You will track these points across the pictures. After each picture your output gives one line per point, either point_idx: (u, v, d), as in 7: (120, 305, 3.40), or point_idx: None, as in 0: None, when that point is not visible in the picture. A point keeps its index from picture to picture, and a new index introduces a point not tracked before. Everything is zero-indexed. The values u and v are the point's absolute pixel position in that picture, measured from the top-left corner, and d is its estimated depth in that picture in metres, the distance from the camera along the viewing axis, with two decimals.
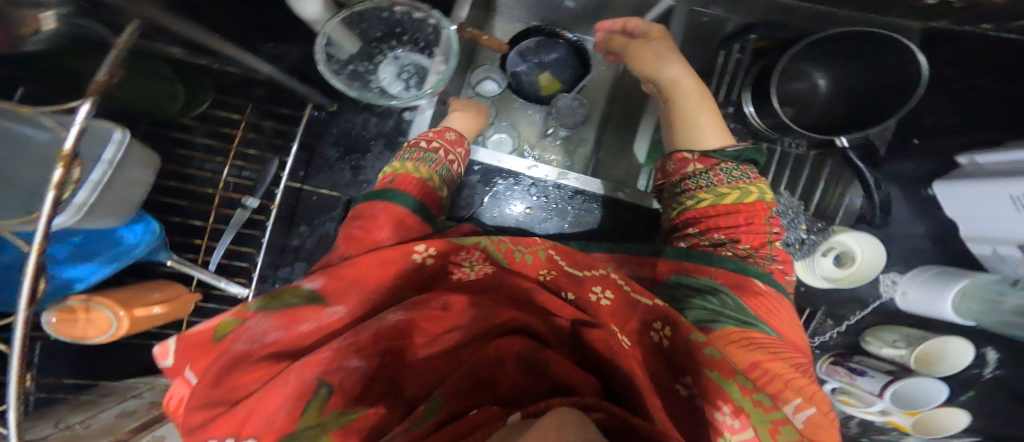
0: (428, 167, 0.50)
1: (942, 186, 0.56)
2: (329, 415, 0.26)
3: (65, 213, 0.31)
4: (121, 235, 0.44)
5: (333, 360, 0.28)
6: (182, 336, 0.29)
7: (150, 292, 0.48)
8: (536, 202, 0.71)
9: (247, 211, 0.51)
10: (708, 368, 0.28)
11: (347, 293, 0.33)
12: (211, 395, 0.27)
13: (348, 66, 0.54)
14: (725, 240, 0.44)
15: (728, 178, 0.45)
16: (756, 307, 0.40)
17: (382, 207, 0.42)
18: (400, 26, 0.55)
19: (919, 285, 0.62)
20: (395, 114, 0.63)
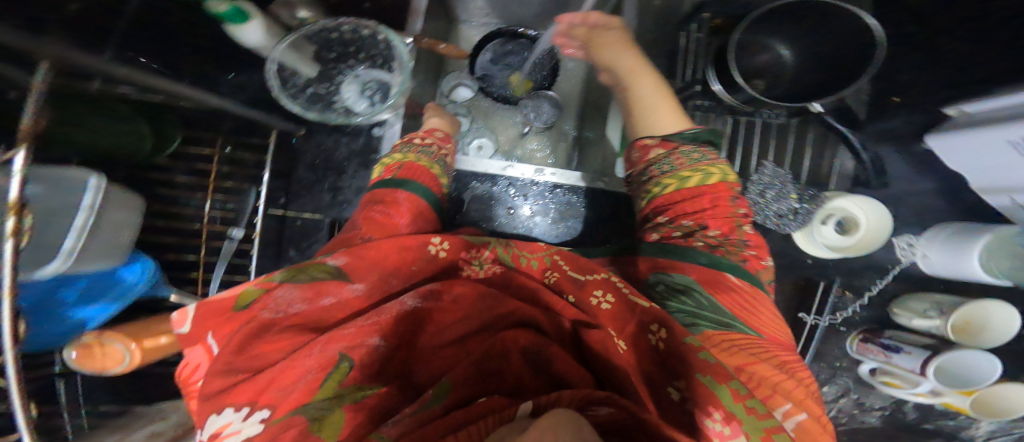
0: (428, 159, 0.49)
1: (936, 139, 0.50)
2: (346, 389, 0.28)
3: (57, 258, 0.38)
4: (122, 274, 0.51)
5: (355, 338, 0.29)
6: (202, 303, 0.28)
7: (150, 324, 0.53)
8: (518, 201, 0.69)
9: (234, 243, 0.58)
10: (702, 372, 0.27)
11: (367, 272, 0.33)
12: (235, 361, 0.27)
13: (306, 89, 0.55)
14: (695, 228, 0.41)
15: (688, 162, 0.44)
16: (736, 305, 0.36)
17: (405, 197, 0.43)
18: (354, 43, 0.57)
19: (937, 245, 0.57)
20: (364, 132, 0.67)
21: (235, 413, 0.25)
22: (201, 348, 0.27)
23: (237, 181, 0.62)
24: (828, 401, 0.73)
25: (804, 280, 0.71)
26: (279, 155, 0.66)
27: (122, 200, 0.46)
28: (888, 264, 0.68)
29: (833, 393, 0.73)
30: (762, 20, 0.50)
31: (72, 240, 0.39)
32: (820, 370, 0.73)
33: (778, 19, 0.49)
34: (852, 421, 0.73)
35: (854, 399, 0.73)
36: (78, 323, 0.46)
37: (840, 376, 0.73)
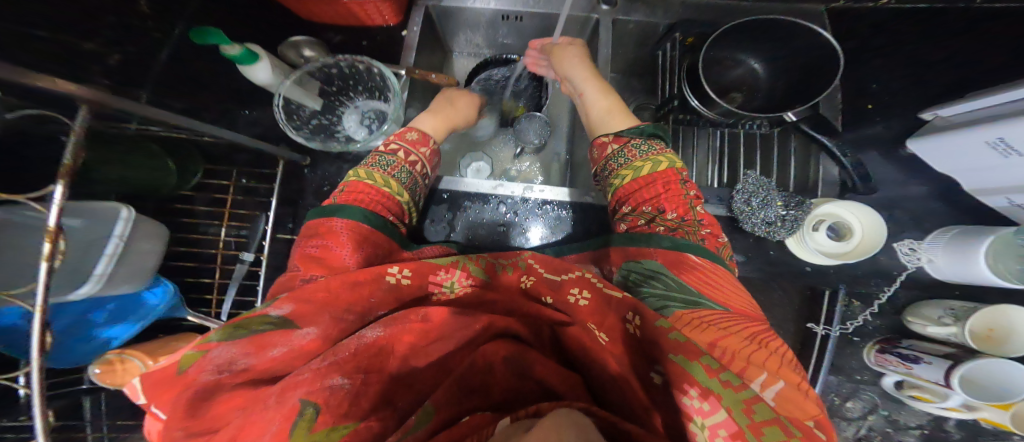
0: (383, 172, 0.52)
1: (920, 144, 0.55)
2: (318, 434, 0.27)
3: (89, 282, 0.43)
4: (144, 297, 0.53)
5: (315, 381, 0.29)
6: (147, 374, 0.30)
7: (171, 343, 0.57)
8: (507, 218, 0.70)
9: (246, 265, 0.62)
10: (675, 353, 0.29)
11: (316, 314, 0.34)
12: (190, 426, 0.27)
13: (311, 121, 0.61)
14: (654, 214, 0.47)
15: (640, 153, 0.52)
16: (699, 283, 0.38)
17: (345, 226, 0.44)
18: (352, 78, 0.62)
19: (941, 249, 0.57)
20: (365, 159, 0.73)
21: None
22: (151, 419, 0.30)
23: (249, 209, 0.66)
24: (854, 419, 0.67)
25: (808, 289, 0.69)
26: (287, 184, 0.71)
27: (152, 230, 0.51)
28: (895, 270, 0.65)
29: (858, 409, 0.67)
30: (729, 38, 0.55)
31: (104, 265, 0.44)
32: (839, 385, 0.67)
33: (742, 39, 0.56)
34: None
35: (885, 415, 0.66)
36: (101, 342, 0.52)
37: (864, 391, 0.67)
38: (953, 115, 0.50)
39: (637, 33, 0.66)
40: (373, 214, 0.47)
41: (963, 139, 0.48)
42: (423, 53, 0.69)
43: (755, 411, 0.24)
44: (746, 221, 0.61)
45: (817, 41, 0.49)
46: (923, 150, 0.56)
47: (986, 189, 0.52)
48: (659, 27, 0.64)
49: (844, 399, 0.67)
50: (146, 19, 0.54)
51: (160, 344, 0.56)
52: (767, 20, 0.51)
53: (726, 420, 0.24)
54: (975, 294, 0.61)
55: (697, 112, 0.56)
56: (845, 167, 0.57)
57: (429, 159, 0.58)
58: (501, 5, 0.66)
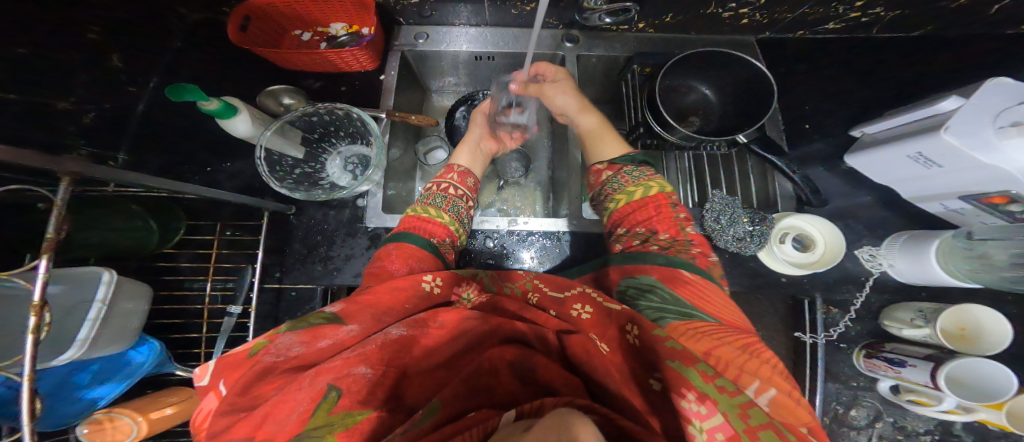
0: (439, 207, 0.60)
1: (856, 158, 0.61)
2: (336, 416, 0.30)
3: (72, 347, 0.43)
4: (129, 356, 0.55)
5: (342, 368, 0.33)
6: (221, 357, 0.34)
7: (165, 397, 0.57)
8: (495, 250, 0.72)
9: (232, 317, 0.62)
10: (670, 359, 0.32)
11: (362, 313, 0.39)
12: (238, 402, 0.30)
13: (295, 170, 0.64)
14: (649, 234, 0.51)
15: (632, 179, 0.57)
16: (692, 297, 0.41)
17: (395, 247, 0.52)
18: (332, 124, 0.66)
19: (899, 254, 0.62)
20: (349, 204, 0.74)
21: None
22: (213, 395, 0.32)
23: (235, 261, 0.68)
24: (862, 427, 0.67)
25: (790, 299, 0.70)
26: (274, 232, 0.72)
27: (134, 290, 0.53)
28: (863, 276, 0.67)
29: (863, 417, 0.67)
30: (680, 68, 0.61)
31: (86, 331, 0.45)
32: (837, 392, 0.68)
33: (694, 68, 0.61)
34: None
35: (892, 422, 0.66)
36: (88, 403, 0.52)
37: (863, 397, 0.67)
38: (881, 130, 0.56)
39: (599, 67, 0.71)
40: (417, 234, 0.55)
41: (896, 150, 0.53)
42: (401, 94, 0.73)
43: (749, 415, 0.26)
44: (718, 239, 0.64)
45: (747, 66, 0.57)
46: (859, 163, 0.61)
47: (926, 198, 0.59)
48: (619, 59, 0.68)
49: (847, 407, 0.67)
50: (118, 74, 0.56)
51: (153, 398, 0.56)
52: (709, 53, 0.58)
53: (723, 423, 0.26)
54: (941, 293, 0.64)
55: (661, 136, 0.60)
56: (796, 182, 0.60)
57: (459, 181, 0.64)
58: (473, 47, 0.70)
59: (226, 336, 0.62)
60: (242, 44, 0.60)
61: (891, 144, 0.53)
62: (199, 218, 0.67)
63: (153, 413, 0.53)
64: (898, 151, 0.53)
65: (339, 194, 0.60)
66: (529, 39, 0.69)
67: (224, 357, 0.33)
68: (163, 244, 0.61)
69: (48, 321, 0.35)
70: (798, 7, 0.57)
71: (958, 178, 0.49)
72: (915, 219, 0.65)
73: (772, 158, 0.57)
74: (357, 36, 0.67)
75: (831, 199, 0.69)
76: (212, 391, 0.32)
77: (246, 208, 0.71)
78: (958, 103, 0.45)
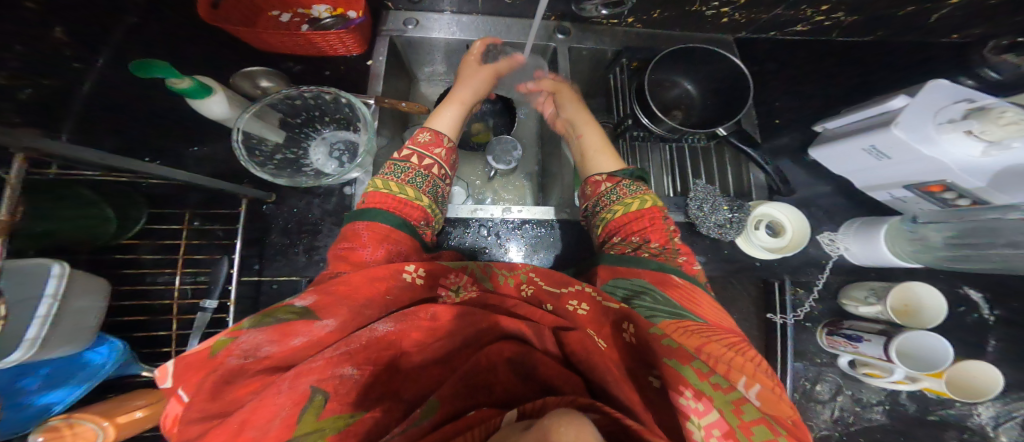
0: (415, 188, 0.56)
1: (817, 151, 0.67)
2: (326, 420, 0.32)
3: (19, 349, 0.38)
4: (87, 358, 0.50)
5: (326, 370, 0.34)
6: (180, 357, 0.32)
7: (131, 401, 0.53)
8: (490, 240, 0.73)
9: (208, 312, 0.58)
10: (668, 357, 0.34)
11: (337, 307, 0.39)
12: (208, 408, 0.30)
13: (275, 156, 0.60)
14: (641, 243, 0.52)
15: (630, 192, 0.58)
16: (682, 298, 0.45)
17: (366, 227, 0.50)
18: (316, 109, 0.63)
19: (853, 238, 0.69)
20: (336, 191, 0.71)
21: None
22: (176, 400, 0.31)
23: (207, 253, 0.64)
24: (826, 401, 0.73)
25: (761, 281, 0.76)
26: (251, 223, 0.68)
27: (88, 284, 0.48)
28: (824, 258, 0.75)
29: (827, 391, 0.74)
30: (666, 63, 0.64)
31: (36, 329, 0.40)
32: (805, 369, 0.74)
33: (678, 62, 0.65)
34: (859, 420, 0.72)
35: (850, 395, 0.73)
36: (42, 408, 0.47)
37: (826, 373, 0.74)
38: (839, 126, 0.63)
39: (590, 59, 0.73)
40: (393, 213, 0.52)
41: (850, 142, 0.59)
42: (390, 81, 0.71)
43: (743, 411, 0.29)
44: (702, 225, 0.68)
45: (726, 62, 0.61)
46: (820, 155, 0.68)
47: (874, 187, 0.66)
48: (608, 52, 0.71)
49: (814, 383, 0.73)
50: (63, 48, 0.50)
51: (118, 402, 0.52)
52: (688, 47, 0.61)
53: (718, 420, 0.29)
54: (886, 273, 0.73)
55: (648, 128, 0.63)
56: (769, 174, 0.65)
57: (445, 159, 0.61)
58: (465, 35, 0.69)
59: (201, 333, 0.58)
60: (213, 22, 0.57)
61: (851, 138, 0.59)
62: (164, 207, 0.63)
63: (121, 418, 0.49)
64: (851, 144, 0.60)
65: (327, 181, 0.57)
66: (524, 29, 0.70)
67: (183, 359, 0.31)
68: (123, 232, 0.56)
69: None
70: (775, 7, 0.60)
71: (906, 168, 0.55)
72: (867, 207, 0.74)
73: (747, 149, 0.62)
74: (341, 19, 0.64)
75: (797, 189, 0.76)
76: (173, 396, 0.31)
77: (220, 195, 0.67)
78: (907, 101, 0.51)
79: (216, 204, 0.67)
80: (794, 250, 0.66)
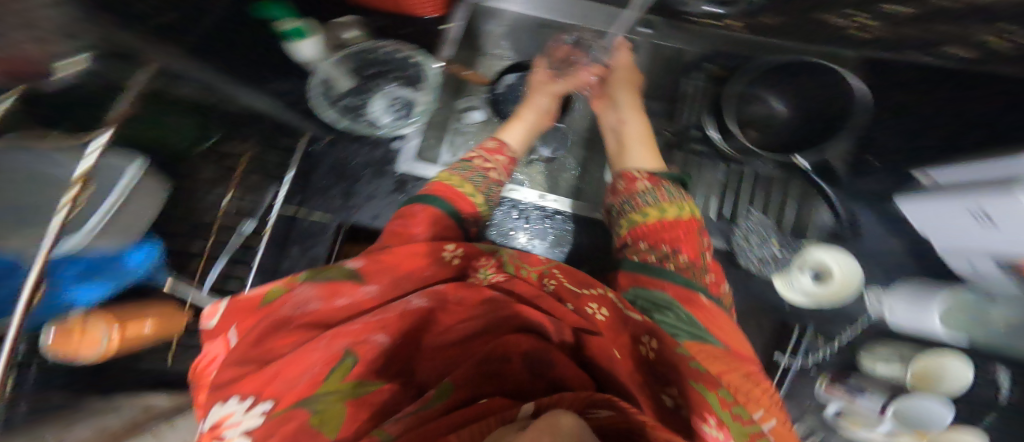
0: (468, 179, 0.55)
1: (914, 201, 0.60)
2: (348, 384, 0.32)
3: (77, 235, 0.37)
4: (127, 257, 0.46)
5: (359, 334, 0.34)
6: (229, 298, 0.31)
7: (146, 311, 0.48)
8: (518, 223, 0.75)
9: (242, 235, 0.63)
10: (692, 379, 0.31)
11: (381, 274, 0.38)
12: (249, 353, 0.30)
13: (342, 99, 0.67)
14: (670, 253, 0.50)
15: (669, 196, 0.55)
16: (706, 320, 0.42)
17: (422, 209, 0.49)
18: (388, 64, 0.68)
19: (902, 298, 0.62)
20: (385, 144, 0.73)
21: (240, 403, 0.27)
22: (220, 340, 0.30)
23: (256, 179, 0.64)
24: None
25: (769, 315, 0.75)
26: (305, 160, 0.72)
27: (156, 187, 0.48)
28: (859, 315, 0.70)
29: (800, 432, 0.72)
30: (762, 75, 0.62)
31: (96, 219, 0.39)
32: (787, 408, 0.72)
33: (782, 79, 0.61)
34: None
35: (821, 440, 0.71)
36: (63, 303, 0.40)
37: (806, 416, 0.72)
38: (948, 178, 0.54)
39: (669, 60, 0.73)
40: (449, 203, 0.51)
41: (955, 202, 0.51)
42: (463, 47, 0.71)
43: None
44: (742, 254, 0.68)
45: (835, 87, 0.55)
46: (914, 208, 0.61)
47: (956, 252, 0.56)
48: (688, 55, 0.71)
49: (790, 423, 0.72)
50: None
51: (133, 310, 0.47)
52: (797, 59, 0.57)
53: None
54: None
55: (715, 142, 0.64)
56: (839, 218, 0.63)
57: (505, 167, 0.60)
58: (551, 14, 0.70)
59: (229, 254, 0.61)
60: None
61: (958, 195, 0.51)
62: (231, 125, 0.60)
63: (128, 329, 0.45)
64: (956, 203, 0.52)
65: (381, 132, 0.67)
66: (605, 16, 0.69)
67: (233, 300, 0.30)
68: (197, 145, 0.52)
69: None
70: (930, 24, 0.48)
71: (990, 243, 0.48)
72: None
73: (819, 180, 0.61)
74: None
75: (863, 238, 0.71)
76: (222, 336, 0.30)
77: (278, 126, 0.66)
78: None
79: (274, 134, 0.66)
80: (834, 303, 0.62)
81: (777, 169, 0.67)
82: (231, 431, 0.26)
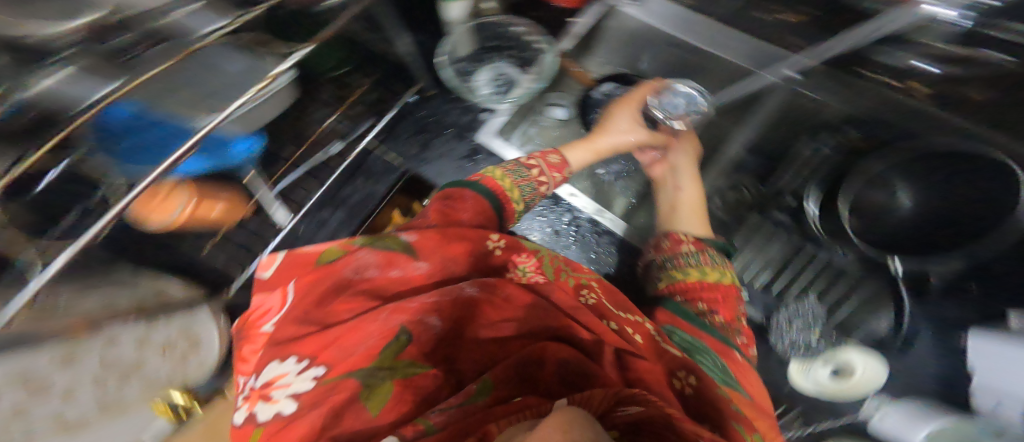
0: (515, 179, 0.61)
1: (987, 338, 0.52)
2: (400, 362, 0.34)
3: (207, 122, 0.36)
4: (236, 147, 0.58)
5: (415, 313, 0.36)
6: (291, 253, 0.38)
7: (221, 192, 0.63)
8: (563, 228, 0.77)
9: (326, 155, 0.77)
10: (736, 421, 0.33)
11: (431, 253, 0.42)
12: (312, 313, 0.34)
13: (461, 61, 0.81)
14: (707, 310, 0.52)
15: (711, 262, 0.58)
16: (737, 371, 0.43)
17: (473, 197, 0.54)
18: (511, 42, 0.81)
19: (903, 411, 0.56)
20: (474, 112, 0.84)
21: (296, 364, 0.32)
22: (280, 292, 0.36)
23: (360, 111, 0.81)
24: None
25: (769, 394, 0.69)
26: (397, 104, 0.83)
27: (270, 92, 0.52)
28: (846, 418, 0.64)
29: None
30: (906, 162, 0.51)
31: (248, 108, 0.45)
32: None
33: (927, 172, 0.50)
34: None
35: None
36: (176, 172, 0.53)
37: None
38: None
39: (803, 110, 0.59)
40: (496, 197, 0.57)
41: None
42: (580, 44, 0.78)
43: None
44: (783, 337, 0.68)
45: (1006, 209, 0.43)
46: (982, 345, 0.53)
47: (998, 394, 0.49)
48: (829, 111, 0.57)
49: None
50: None
51: (213, 186, 0.62)
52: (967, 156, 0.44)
53: None
54: None
55: (810, 218, 0.61)
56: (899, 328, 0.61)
57: (557, 183, 0.66)
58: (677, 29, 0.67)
59: (307, 167, 0.75)
60: None
61: None
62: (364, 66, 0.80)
63: (200, 206, 0.59)
64: None
65: (478, 99, 0.81)
66: (737, 38, 0.64)
67: (294, 256, 0.37)
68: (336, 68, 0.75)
69: (146, 76, 0.30)
70: None
71: None
72: None
73: (904, 293, 0.60)
74: None
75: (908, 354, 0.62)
76: (280, 290, 0.36)
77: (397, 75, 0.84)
78: None
79: (389, 79, 0.83)
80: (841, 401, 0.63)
81: (859, 263, 0.62)
82: (280, 392, 0.31)
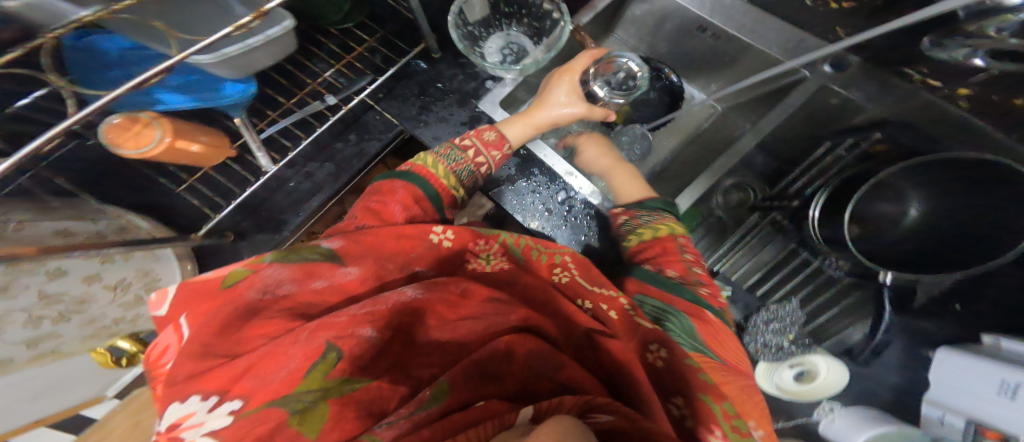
0: (448, 165, 0.56)
1: (952, 353, 0.52)
2: (331, 382, 0.31)
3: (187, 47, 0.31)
4: (226, 86, 0.57)
5: (345, 327, 0.34)
6: (184, 284, 0.32)
7: (201, 135, 0.59)
8: (556, 207, 0.72)
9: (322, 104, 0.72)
10: (702, 392, 0.33)
11: (361, 257, 0.40)
12: (214, 345, 0.30)
13: (468, 24, 0.74)
14: (661, 270, 0.48)
15: (644, 222, 0.55)
16: (708, 333, 0.40)
17: (402, 187, 0.52)
18: (524, 8, 0.76)
19: (851, 416, 0.60)
20: (479, 79, 0.78)
21: (202, 402, 0.28)
22: (174, 327, 0.31)
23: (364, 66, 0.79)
24: None
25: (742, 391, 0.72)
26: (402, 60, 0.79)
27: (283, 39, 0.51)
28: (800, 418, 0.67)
29: None
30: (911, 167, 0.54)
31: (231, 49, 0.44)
32: None
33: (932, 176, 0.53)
34: None
35: None
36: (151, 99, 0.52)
37: None
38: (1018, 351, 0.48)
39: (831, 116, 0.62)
40: (431, 185, 0.54)
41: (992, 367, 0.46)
42: (598, 19, 0.74)
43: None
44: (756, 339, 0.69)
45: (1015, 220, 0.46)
46: (947, 359, 0.53)
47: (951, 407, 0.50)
48: (861, 117, 0.60)
49: None
50: None
51: (192, 128, 0.58)
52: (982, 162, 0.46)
53: None
54: None
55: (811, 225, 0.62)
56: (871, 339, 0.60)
57: (497, 163, 0.61)
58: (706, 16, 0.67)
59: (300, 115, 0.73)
60: None
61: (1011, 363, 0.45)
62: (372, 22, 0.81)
63: (179, 143, 0.55)
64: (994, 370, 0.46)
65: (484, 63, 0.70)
66: (772, 29, 0.63)
67: (191, 285, 0.31)
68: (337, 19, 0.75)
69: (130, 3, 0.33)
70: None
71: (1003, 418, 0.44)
72: None
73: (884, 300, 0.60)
74: None
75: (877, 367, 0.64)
76: (172, 325, 0.31)
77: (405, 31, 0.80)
78: None
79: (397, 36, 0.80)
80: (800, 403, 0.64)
81: (849, 276, 0.63)
82: (193, 432, 0.26)
